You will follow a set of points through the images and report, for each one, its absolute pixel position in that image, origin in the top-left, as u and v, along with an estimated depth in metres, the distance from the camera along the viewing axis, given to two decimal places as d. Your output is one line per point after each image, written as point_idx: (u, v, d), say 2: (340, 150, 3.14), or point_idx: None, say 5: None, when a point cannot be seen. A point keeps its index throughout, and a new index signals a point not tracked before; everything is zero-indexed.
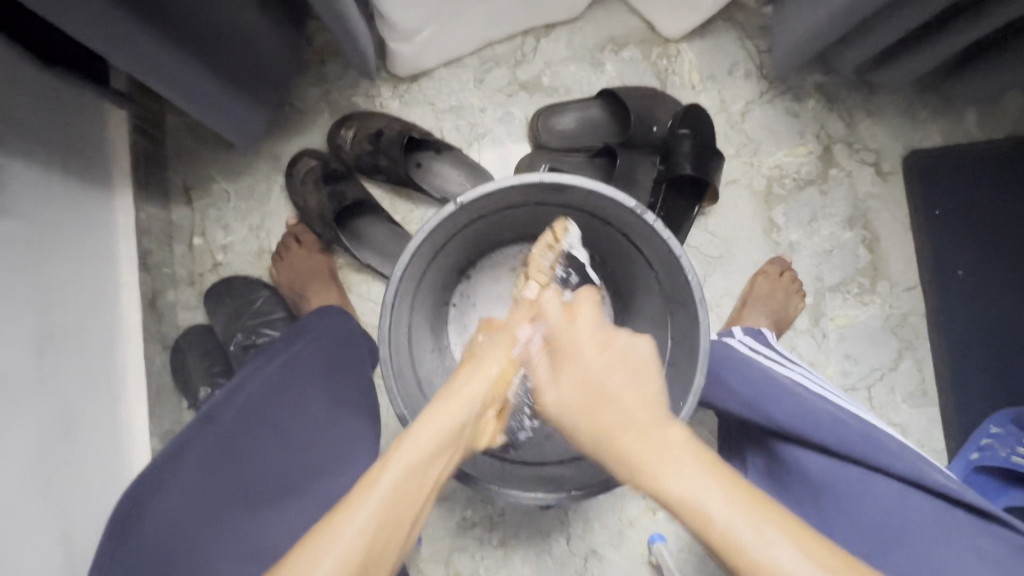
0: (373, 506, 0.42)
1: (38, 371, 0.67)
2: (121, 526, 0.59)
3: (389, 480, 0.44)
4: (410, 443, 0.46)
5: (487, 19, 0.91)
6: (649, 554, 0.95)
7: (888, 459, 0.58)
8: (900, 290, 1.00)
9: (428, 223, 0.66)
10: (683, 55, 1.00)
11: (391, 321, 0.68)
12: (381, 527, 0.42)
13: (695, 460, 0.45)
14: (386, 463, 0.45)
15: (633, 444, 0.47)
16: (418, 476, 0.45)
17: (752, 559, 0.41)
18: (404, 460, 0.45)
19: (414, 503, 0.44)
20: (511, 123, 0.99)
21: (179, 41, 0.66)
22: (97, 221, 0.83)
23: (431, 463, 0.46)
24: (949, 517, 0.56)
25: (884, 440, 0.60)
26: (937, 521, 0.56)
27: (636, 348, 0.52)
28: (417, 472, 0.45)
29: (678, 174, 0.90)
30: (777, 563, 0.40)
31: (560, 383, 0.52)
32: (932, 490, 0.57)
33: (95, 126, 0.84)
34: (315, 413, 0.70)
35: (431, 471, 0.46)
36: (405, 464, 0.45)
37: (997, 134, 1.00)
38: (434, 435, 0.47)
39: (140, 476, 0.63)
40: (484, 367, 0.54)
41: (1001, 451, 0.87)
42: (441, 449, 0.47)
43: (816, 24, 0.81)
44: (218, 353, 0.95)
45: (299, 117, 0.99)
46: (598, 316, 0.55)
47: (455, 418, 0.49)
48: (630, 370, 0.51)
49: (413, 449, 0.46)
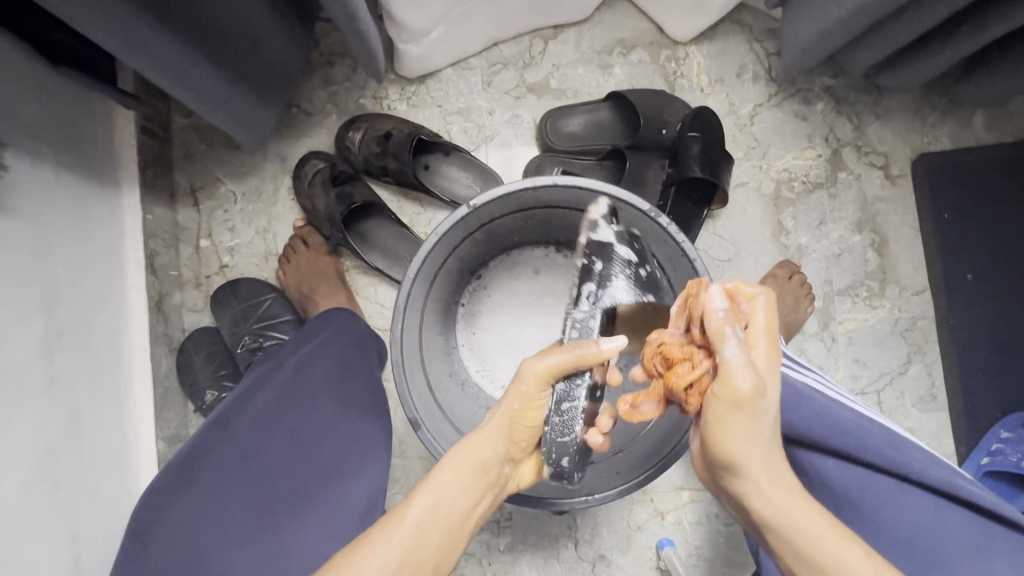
0: (399, 542, 0.47)
1: (47, 373, 0.66)
2: (143, 529, 0.62)
3: (413, 518, 0.49)
4: (435, 485, 0.52)
5: (495, 20, 0.91)
6: (658, 559, 0.94)
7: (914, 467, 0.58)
8: (909, 294, 0.99)
9: (440, 225, 0.67)
10: (691, 57, 1.00)
11: (403, 324, 0.69)
12: (405, 565, 0.47)
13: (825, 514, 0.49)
14: (411, 502, 0.50)
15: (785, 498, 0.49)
16: (442, 514, 0.50)
17: None
18: (427, 500, 0.50)
19: (437, 545, 0.49)
20: (519, 126, 0.99)
21: (187, 38, 0.66)
22: (105, 223, 0.82)
23: (452, 504, 0.51)
24: (979, 527, 0.56)
25: (907, 448, 0.59)
26: (970, 531, 0.56)
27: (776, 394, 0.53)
28: (440, 509, 0.50)
29: (686, 176, 0.89)
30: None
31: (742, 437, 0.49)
32: (960, 498, 0.57)
33: (105, 127, 0.84)
34: (328, 415, 0.69)
35: (456, 510, 0.52)
36: (426, 504, 0.50)
37: (1006, 137, 1.00)
38: (457, 476, 0.53)
39: (158, 481, 0.65)
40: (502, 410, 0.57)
41: (1011, 455, 0.89)
42: (464, 489, 0.53)
43: (825, 27, 0.81)
44: (224, 356, 0.95)
45: (306, 119, 0.98)
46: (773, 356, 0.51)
47: (474, 464, 0.54)
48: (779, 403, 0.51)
49: (435, 490, 0.51)
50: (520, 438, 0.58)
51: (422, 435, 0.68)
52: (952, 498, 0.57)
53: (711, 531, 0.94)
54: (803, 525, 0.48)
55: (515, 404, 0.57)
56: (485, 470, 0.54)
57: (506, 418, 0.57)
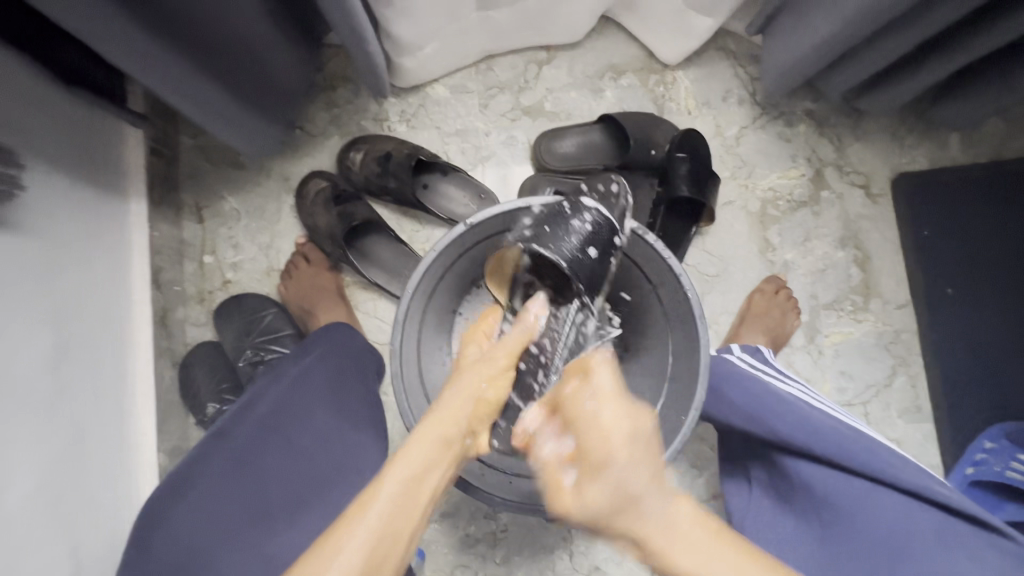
0: (375, 515, 0.48)
1: (54, 385, 0.68)
2: (141, 538, 0.63)
3: (387, 493, 0.49)
4: (406, 458, 0.52)
5: (488, 36, 0.95)
6: (652, 570, 0.95)
7: (893, 471, 0.60)
8: (892, 307, 1.03)
9: (439, 243, 0.71)
10: (679, 82, 1.04)
11: (403, 335, 0.73)
12: (383, 538, 0.47)
13: (721, 558, 0.49)
14: (383, 481, 0.50)
15: (656, 535, 0.50)
16: (416, 491, 0.51)
17: None
18: (400, 475, 0.51)
19: (411, 517, 0.50)
20: (515, 146, 1.03)
21: (197, 61, 0.70)
22: (112, 237, 0.85)
23: (423, 478, 0.52)
24: (948, 525, 0.57)
25: (884, 453, 0.62)
26: (939, 529, 0.57)
27: (620, 423, 0.55)
28: (414, 485, 0.51)
29: (675, 195, 0.93)
30: None
31: (584, 491, 0.53)
32: (930, 499, 0.59)
33: (114, 145, 0.87)
34: (326, 426, 0.71)
35: (426, 483, 0.52)
36: (399, 479, 0.50)
37: (980, 158, 1.04)
38: (424, 449, 0.53)
39: (156, 491, 0.66)
40: (464, 384, 0.59)
41: (996, 465, 0.91)
42: (432, 463, 0.53)
43: (802, 51, 0.86)
44: (226, 369, 0.96)
45: (310, 140, 1.02)
46: (607, 380, 0.58)
47: (441, 437, 0.54)
48: (626, 506, 0.51)
49: (405, 464, 0.51)
50: (482, 413, 0.59)
51: None
52: (930, 501, 0.59)
53: None
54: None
55: (475, 384, 0.59)
56: (451, 443, 0.55)
57: (470, 397, 0.58)
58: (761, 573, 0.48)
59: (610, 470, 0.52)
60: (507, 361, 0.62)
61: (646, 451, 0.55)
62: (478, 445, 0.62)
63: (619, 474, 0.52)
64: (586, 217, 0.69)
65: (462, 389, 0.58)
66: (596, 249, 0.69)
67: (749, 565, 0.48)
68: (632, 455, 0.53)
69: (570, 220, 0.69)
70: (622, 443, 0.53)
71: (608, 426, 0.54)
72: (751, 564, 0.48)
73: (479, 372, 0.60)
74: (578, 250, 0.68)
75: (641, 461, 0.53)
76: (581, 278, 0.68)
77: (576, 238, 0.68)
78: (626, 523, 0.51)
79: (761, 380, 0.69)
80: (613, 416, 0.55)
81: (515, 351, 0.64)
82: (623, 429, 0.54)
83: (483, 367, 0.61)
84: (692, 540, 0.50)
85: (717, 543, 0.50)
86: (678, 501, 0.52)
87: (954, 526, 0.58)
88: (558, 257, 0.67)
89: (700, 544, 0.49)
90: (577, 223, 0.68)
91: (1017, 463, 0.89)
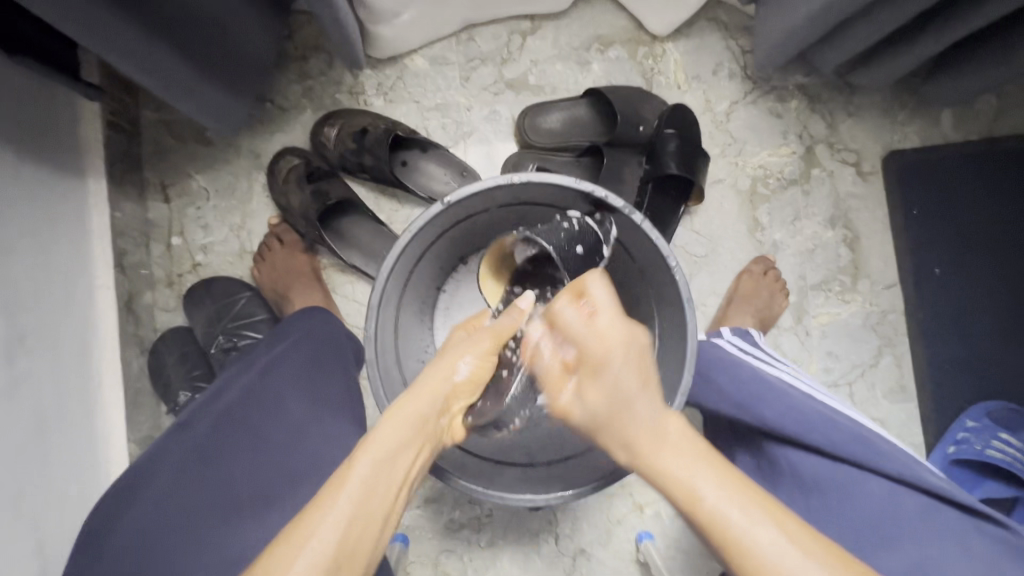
0: (348, 501, 0.45)
1: (9, 375, 0.64)
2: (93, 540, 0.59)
3: (359, 475, 0.47)
4: (378, 440, 0.49)
5: (468, 3, 0.90)
6: (637, 552, 0.95)
7: (881, 460, 0.59)
8: (880, 288, 1.02)
9: (415, 223, 0.66)
10: (668, 55, 1.00)
11: (377, 322, 0.68)
12: (356, 521, 0.45)
13: (692, 448, 0.49)
14: (354, 464, 0.47)
15: (643, 434, 0.50)
16: (388, 471, 0.48)
17: (736, 541, 0.44)
18: (373, 457, 0.48)
19: (384, 498, 0.47)
20: (498, 122, 0.98)
21: (152, 24, 0.64)
22: (69, 218, 0.80)
23: (397, 458, 0.49)
24: (939, 515, 0.57)
25: (875, 441, 0.61)
26: (930, 519, 0.56)
27: (640, 338, 0.53)
28: (386, 466, 0.48)
29: (663, 173, 0.90)
30: (760, 544, 0.43)
31: (583, 394, 0.53)
32: (920, 488, 0.58)
33: (67, 120, 0.81)
34: (298, 414, 0.69)
35: (399, 466, 0.49)
36: (372, 462, 0.48)
37: (971, 135, 1.02)
38: (400, 428, 0.51)
39: (111, 490, 0.63)
40: (447, 361, 0.59)
41: (976, 444, 0.92)
42: (406, 442, 0.51)
43: (796, 22, 0.82)
44: (199, 356, 0.93)
45: (281, 114, 0.97)
46: (609, 296, 0.55)
47: (420, 415, 0.53)
48: (619, 405, 0.51)
49: (377, 447, 0.49)
50: (460, 393, 0.59)
51: None
52: (919, 489, 0.58)
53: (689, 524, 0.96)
54: (678, 475, 0.47)
55: (450, 366, 0.58)
56: (425, 423, 0.53)
57: (448, 380, 0.57)
58: (744, 492, 0.46)
59: (607, 372, 0.51)
60: (491, 343, 0.61)
61: (642, 363, 0.53)
62: (453, 429, 0.61)
63: (615, 375, 0.51)
64: (572, 217, 0.69)
65: (441, 366, 0.58)
66: (583, 248, 0.69)
67: (734, 482, 0.47)
68: (630, 360, 0.52)
69: (557, 221, 0.70)
70: (621, 350, 0.52)
71: (602, 332, 0.52)
72: (733, 484, 0.46)
73: (479, 344, 0.61)
74: (566, 244, 0.68)
75: (638, 369, 0.52)
76: (568, 270, 0.69)
77: (564, 235, 0.68)
78: (618, 425, 0.51)
79: (748, 365, 0.69)
80: (620, 329, 0.53)
81: (503, 334, 0.63)
82: (616, 341, 0.52)
83: (464, 348, 0.60)
84: (684, 453, 0.49)
85: (704, 458, 0.48)
86: (672, 416, 0.51)
87: (944, 514, 0.57)
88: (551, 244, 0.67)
89: (689, 455, 0.48)
90: (563, 224, 0.69)
91: (997, 441, 0.90)
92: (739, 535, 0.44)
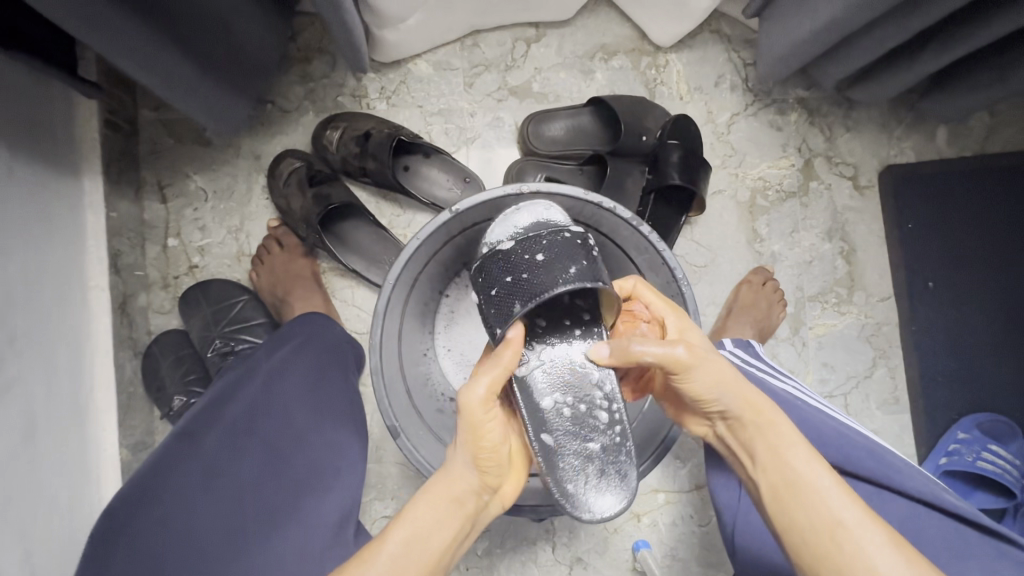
0: None
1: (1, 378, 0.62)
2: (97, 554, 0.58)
3: (389, 551, 0.49)
4: (410, 518, 0.51)
5: (474, 9, 0.90)
6: (634, 560, 0.95)
7: (901, 479, 0.61)
8: (875, 300, 1.03)
9: (423, 230, 0.66)
10: (671, 65, 1.01)
11: (383, 329, 0.68)
12: None
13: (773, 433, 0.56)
14: (388, 537, 0.50)
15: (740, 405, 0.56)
16: (420, 547, 0.50)
17: (833, 502, 0.49)
18: (402, 535, 0.50)
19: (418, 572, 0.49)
20: (501, 129, 0.98)
21: (151, 19, 0.62)
22: (65, 219, 0.78)
23: (429, 536, 0.51)
24: (958, 534, 0.58)
25: (892, 459, 0.62)
26: (948, 535, 0.58)
27: None
28: (416, 543, 0.50)
29: (666, 183, 0.90)
30: (852, 506, 0.49)
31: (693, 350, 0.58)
32: (942, 509, 0.59)
33: (63, 118, 0.80)
34: (301, 424, 0.68)
35: (430, 544, 0.51)
36: (402, 538, 0.50)
37: (965, 152, 1.04)
38: (432, 508, 0.52)
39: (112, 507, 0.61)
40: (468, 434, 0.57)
41: (967, 455, 0.94)
42: (438, 521, 0.52)
43: (799, 38, 0.83)
44: (194, 360, 0.92)
45: (283, 116, 0.96)
46: None
47: (451, 492, 0.53)
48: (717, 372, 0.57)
49: (409, 524, 0.51)
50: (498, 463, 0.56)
51: (400, 445, 0.67)
52: (940, 509, 0.59)
53: (685, 532, 0.96)
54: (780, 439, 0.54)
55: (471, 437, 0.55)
56: (459, 501, 0.53)
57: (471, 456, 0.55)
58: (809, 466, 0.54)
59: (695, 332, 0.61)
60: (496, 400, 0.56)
61: None
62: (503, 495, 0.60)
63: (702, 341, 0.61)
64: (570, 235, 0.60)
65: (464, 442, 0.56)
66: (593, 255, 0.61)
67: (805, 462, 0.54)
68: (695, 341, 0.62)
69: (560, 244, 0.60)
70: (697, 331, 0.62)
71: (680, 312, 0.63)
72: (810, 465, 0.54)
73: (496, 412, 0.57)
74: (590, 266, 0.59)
75: None
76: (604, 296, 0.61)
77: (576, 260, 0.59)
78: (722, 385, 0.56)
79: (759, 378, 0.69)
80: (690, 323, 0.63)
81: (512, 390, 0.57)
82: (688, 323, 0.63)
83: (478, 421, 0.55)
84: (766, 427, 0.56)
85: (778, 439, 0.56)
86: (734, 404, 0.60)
87: (967, 535, 0.58)
88: (590, 280, 0.58)
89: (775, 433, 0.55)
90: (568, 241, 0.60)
91: (987, 453, 0.93)
92: (832, 499, 0.50)
